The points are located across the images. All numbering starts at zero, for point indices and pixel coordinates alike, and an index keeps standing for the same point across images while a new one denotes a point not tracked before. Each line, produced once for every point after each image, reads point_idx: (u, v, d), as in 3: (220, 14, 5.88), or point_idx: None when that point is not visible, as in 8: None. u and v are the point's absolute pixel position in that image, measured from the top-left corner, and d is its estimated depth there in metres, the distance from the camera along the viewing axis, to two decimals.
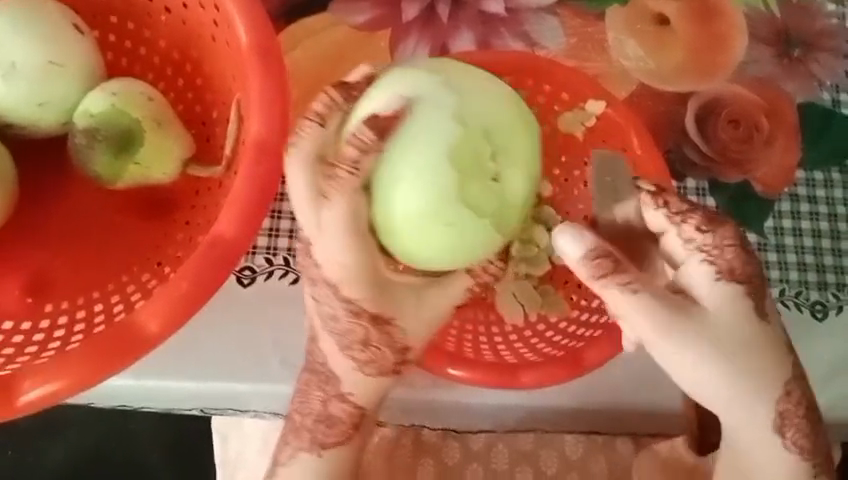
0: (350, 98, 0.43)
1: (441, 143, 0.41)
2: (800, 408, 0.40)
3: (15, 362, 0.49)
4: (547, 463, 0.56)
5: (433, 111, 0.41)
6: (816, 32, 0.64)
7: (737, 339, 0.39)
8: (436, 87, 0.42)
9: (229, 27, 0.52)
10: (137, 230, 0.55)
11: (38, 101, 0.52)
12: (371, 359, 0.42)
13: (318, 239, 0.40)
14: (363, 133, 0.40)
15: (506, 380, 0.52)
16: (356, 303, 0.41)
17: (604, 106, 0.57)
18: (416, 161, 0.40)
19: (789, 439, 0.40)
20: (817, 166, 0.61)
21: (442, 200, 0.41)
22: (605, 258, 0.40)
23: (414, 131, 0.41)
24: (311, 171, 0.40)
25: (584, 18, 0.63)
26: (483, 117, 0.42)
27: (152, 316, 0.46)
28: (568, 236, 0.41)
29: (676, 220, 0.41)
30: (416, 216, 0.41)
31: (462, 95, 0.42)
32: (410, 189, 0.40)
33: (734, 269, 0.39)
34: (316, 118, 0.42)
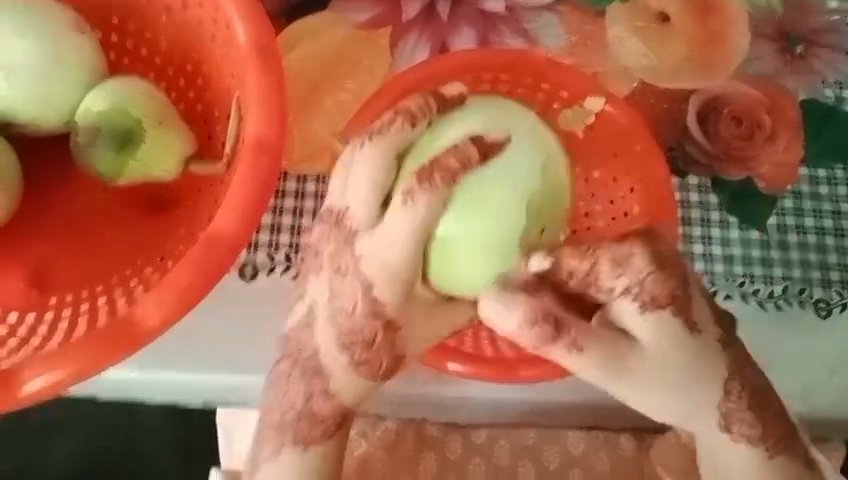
0: (442, 111, 0.46)
1: (521, 189, 0.45)
2: (743, 402, 0.43)
3: (20, 354, 0.50)
4: (549, 458, 0.55)
5: (519, 154, 0.46)
6: (818, 28, 0.63)
7: (679, 359, 0.41)
8: (528, 138, 0.46)
9: (227, 25, 0.53)
10: (139, 226, 0.56)
11: (41, 99, 0.53)
12: (367, 359, 0.43)
13: (368, 230, 0.42)
14: (470, 152, 0.42)
15: (505, 375, 0.52)
16: (379, 303, 0.42)
17: (603, 102, 0.57)
18: (491, 192, 0.45)
19: (736, 433, 0.43)
20: (820, 163, 0.60)
21: (500, 233, 0.45)
22: (547, 321, 0.39)
23: (502, 169, 0.45)
24: (386, 165, 0.43)
25: (584, 17, 0.63)
26: (552, 177, 0.47)
27: (152, 309, 0.47)
28: (507, 300, 0.39)
29: (590, 278, 0.40)
30: (474, 242, 0.44)
31: (546, 155, 0.47)
32: (474, 216, 0.44)
33: (656, 298, 0.40)
34: (408, 118, 0.44)
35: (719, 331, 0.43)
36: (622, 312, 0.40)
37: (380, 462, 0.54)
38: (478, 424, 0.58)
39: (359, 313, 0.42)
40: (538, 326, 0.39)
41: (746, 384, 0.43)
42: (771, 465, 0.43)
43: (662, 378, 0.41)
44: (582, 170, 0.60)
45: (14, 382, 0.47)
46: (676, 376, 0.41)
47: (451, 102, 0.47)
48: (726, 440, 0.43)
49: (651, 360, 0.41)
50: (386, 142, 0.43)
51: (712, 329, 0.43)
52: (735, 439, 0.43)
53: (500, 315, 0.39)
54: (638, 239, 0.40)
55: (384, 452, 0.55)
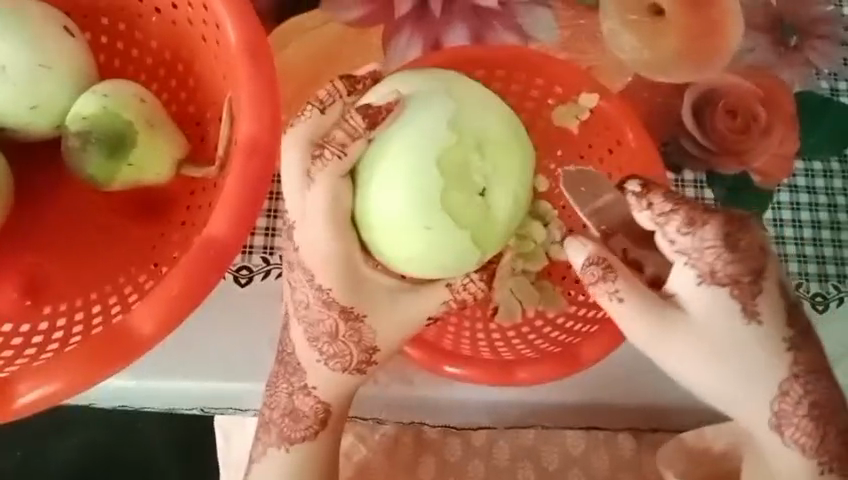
0: (354, 90, 0.45)
1: (431, 149, 0.44)
2: (801, 407, 0.42)
3: (14, 366, 0.50)
4: (548, 458, 0.56)
5: (423, 115, 0.44)
6: (813, 19, 0.63)
7: (734, 343, 0.42)
8: (433, 95, 0.45)
9: (218, 27, 0.52)
10: (133, 231, 0.56)
11: (31, 104, 0.52)
12: (336, 353, 0.46)
13: (301, 224, 0.44)
14: (355, 121, 0.43)
15: (502, 377, 0.52)
16: (328, 293, 0.44)
17: (597, 98, 0.56)
18: (401, 158, 0.44)
19: (789, 437, 0.42)
20: (815, 155, 0.60)
21: (423, 201, 0.44)
22: (604, 264, 0.45)
23: (403, 133, 0.44)
24: (303, 150, 0.44)
25: (577, 10, 0.62)
26: (480, 129, 0.45)
27: (147, 318, 0.46)
28: (573, 246, 0.46)
29: (658, 221, 0.42)
30: (395, 212, 0.44)
31: (458, 107, 0.45)
32: (390, 186, 0.44)
33: (715, 271, 0.41)
34: (318, 105, 0.44)
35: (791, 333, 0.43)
36: (678, 282, 0.43)
37: (379, 466, 0.57)
38: (477, 426, 0.58)
39: (314, 307, 0.45)
40: (594, 282, 0.45)
41: (811, 389, 0.42)
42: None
43: (703, 354, 0.43)
44: (577, 166, 0.59)
45: (11, 393, 0.46)
46: (729, 357, 0.42)
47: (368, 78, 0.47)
48: (780, 443, 0.43)
49: (707, 333, 0.43)
50: (294, 133, 0.44)
51: (778, 324, 0.42)
52: (787, 445, 0.43)
53: (574, 255, 0.46)
54: (684, 205, 0.41)
55: (383, 456, 0.57)
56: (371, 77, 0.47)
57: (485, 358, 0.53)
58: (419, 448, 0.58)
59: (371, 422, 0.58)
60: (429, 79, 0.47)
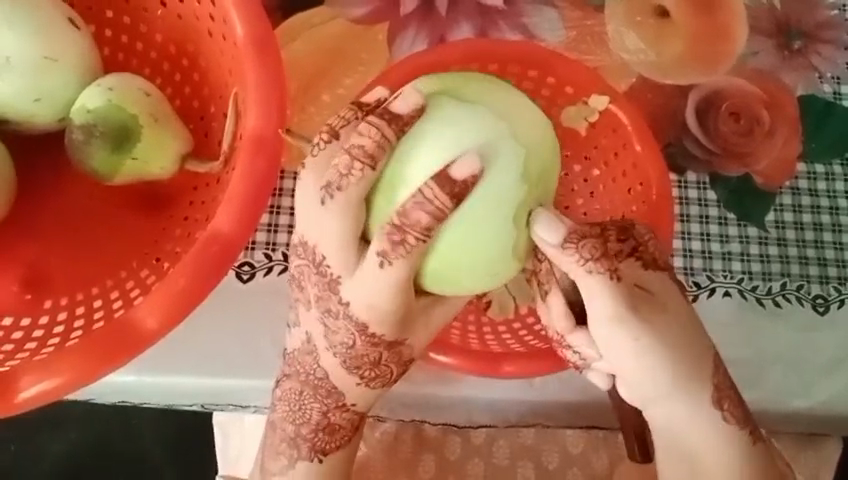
0: (401, 133, 0.41)
1: (506, 208, 0.40)
2: (727, 382, 0.44)
3: (15, 359, 0.50)
4: (549, 457, 0.58)
5: (497, 173, 0.40)
6: (817, 23, 0.63)
7: (685, 319, 0.42)
8: (503, 141, 0.40)
9: (224, 21, 0.52)
10: (135, 225, 0.55)
11: (35, 96, 0.52)
12: (377, 375, 0.46)
13: (351, 279, 0.43)
14: (440, 200, 0.39)
15: (487, 367, 0.51)
16: (379, 336, 0.44)
17: (607, 101, 0.56)
18: (483, 225, 0.40)
19: (728, 411, 0.43)
20: (818, 158, 0.60)
21: (497, 260, 0.42)
22: (586, 241, 0.41)
23: (483, 196, 0.40)
24: (353, 214, 0.42)
25: (583, 11, 0.62)
26: (542, 167, 0.42)
27: (151, 311, 0.46)
28: (549, 222, 0.41)
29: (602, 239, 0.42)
30: (474, 273, 0.42)
31: (527, 150, 0.41)
32: (470, 253, 0.41)
33: (664, 259, 0.43)
34: (367, 161, 0.41)
35: None
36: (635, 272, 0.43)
37: (378, 464, 0.57)
38: (478, 424, 0.58)
39: (359, 344, 0.44)
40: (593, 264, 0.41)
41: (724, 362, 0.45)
42: (754, 452, 0.44)
43: (667, 335, 0.41)
44: (582, 168, 0.59)
45: (10, 388, 0.46)
46: (684, 334, 0.42)
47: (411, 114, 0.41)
48: (717, 418, 0.43)
49: (662, 309, 0.42)
50: (346, 198, 0.41)
51: None
52: (725, 418, 0.43)
53: (546, 232, 0.41)
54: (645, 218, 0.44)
55: (383, 454, 0.58)
56: (417, 112, 0.41)
57: (474, 348, 0.52)
58: (418, 446, 0.58)
59: (372, 419, 0.59)
60: (480, 109, 0.41)
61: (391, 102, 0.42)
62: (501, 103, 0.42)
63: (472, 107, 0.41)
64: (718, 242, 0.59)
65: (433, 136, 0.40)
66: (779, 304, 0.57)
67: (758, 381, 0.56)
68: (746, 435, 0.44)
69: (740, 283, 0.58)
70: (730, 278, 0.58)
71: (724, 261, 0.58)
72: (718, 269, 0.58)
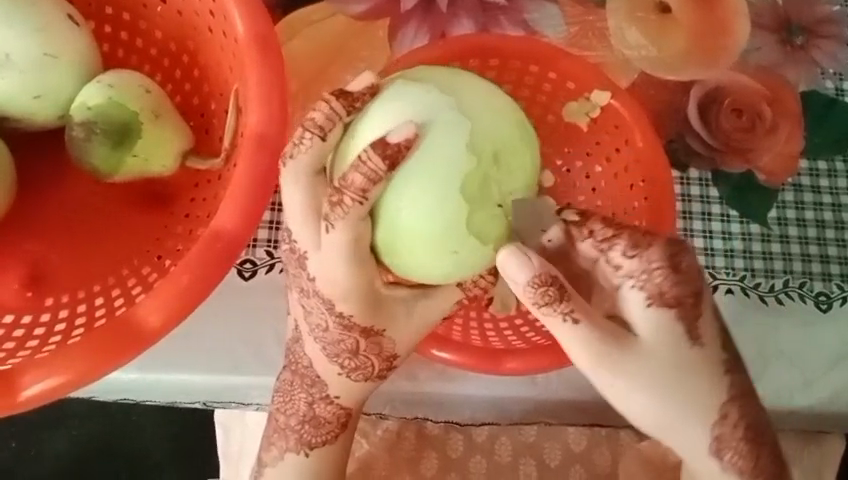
0: (352, 110, 0.42)
1: (453, 177, 0.42)
2: (738, 431, 0.43)
3: (16, 357, 0.49)
4: (551, 455, 0.58)
5: (440, 143, 0.41)
6: (818, 18, 0.63)
7: (681, 371, 0.42)
8: (448, 114, 0.42)
9: (225, 17, 0.51)
10: (136, 222, 0.55)
11: (35, 93, 0.52)
12: (357, 367, 0.47)
13: (314, 254, 0.43)
14: (372, 162, 0.39)
15: (491, 366, 0.50)
16: (348, 318, 0.44)
17: (609, 96, 0.55)
18: (427, 189, 0.41)
19: (727, 460, 0.44)
20: (820, 155, 0.60)
21: (452, 230, 0.42)
22: (549, 286, 0.40)
23: (425, 163, 0.41)
24: (311, 186, 0.42)
25: (584, 7, 0.62)
26: (496, 142, 0.43)
27: (153, 309, 0.46)
28: (516, 261, 0.41)
29: (604, 249, 0.43)
30: (423, 242, 0.42)
31: (473, 123, 0.42)
32: (415, 218, 0.41)
33: (663, 292, 0.41)
34: (317, 131, 0.42)
35: (728, 355, 0.43)
36: (632, 309, 0.42)
37: (380, 461, 0.58)
38: (481, 422, 0.58)
39: (334, 329, 0.45)
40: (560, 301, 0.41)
41: (744, 413, 0.43)
42: None
43: (654, 380, 0.42)
44: (584, 164, 0.59)
45: (13, 386, 0.46)
46: (674, 388, 0.42)
47: (363, 93, 0.43)
48: (716, 466, 0.44)
49: (655, 359, 0.42)
50: (296, 166, 0.42)
51: (718, 346, 0.43)
52: (724, 466, 0.44)
53: (512, 269, 0.41)
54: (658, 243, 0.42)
55: (385, 451, 0.58)
56: (369, 91, 0.43)
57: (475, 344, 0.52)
58: (421, 442, 0.58)
59: (373, 417, 0.58)
60: (427, 86, 0.43)
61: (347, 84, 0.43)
62: (451, 84, 0.44)
63: (420, 86, 0.43)
64: (721, 239, 0.58)
65: (380, 111, 0.42)
66: (781, 301, 0.57)
67: (760, 379, 0.56)
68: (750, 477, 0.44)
69: (742, 280, 0.58)
70: (732, 275, 0.58)
71: (727, 258, 0.58)
72: (721, 267, 0.58)
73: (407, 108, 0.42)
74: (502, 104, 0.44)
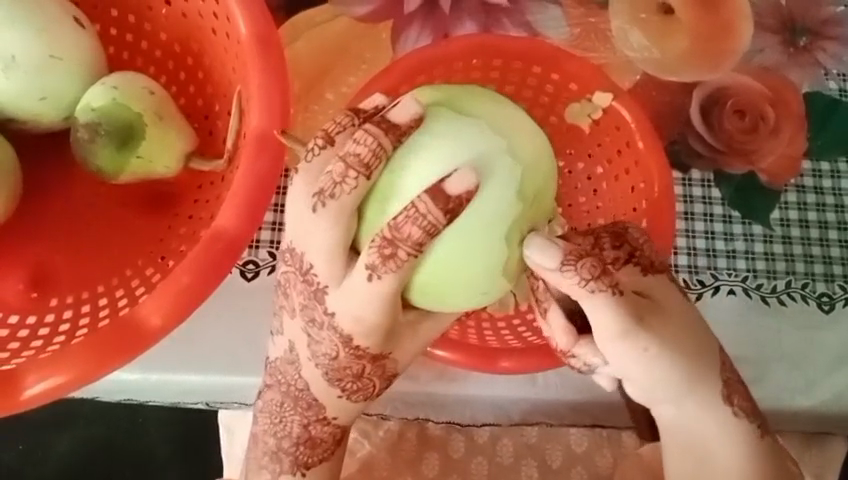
0: (397, 144, 0.40)
1: (499, 224, 0.40)
2: (733, 375, 0.46)
3: (20, 356, 0.50)
4: (552, 456, 0.58)
5: (492, 190, 0.40)
6: (822, 20, 0.63)
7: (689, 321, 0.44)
8: (499, 156, 0.40)
9: (228, 20, 0.52)
10: (139, 223, 0.56)
11: (40, 95, 0.52)
12: (358, 388, 0.46)
13: (339, 293, 0.42)
14: (433, 215, 0.37)
15: (488, 365, 0.51)
16: (362, 349, 0.44)
17: (610, 98, 0.56)
18: (480, 236, 0.40)
19: (737, 405, 0.46)
20: (823, 156, 0.60)
21: (487, 276, 0.41)
22: (583, 261, 0.41)
23: (476, 210, 0.40)
24: (343, 224, 0.40)
25: (587, 8, 0.62)
26: (543, 180, 0.42)
27: (155, 310, 0.46)
28: (540, 245, 0.41)
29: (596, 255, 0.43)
30: (461, 283, 0.41)
31: (522, 165, 0.41)
32: (459, 264, 0.40)
33: (655, 262, 0.44)
34: (362, 170, 0.39)
35: None
36: None
37: (382, 462, 0.58)
38: (483, 423, 0.58)
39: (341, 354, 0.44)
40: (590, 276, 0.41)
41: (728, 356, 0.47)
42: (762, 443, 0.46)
43: (676, 345, 0.43)
44: (586, 166, 0.60)
45: (16, 384, 0.46)
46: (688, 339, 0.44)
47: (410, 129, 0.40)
48: (727, 414, 0.45)
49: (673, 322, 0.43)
50: (338, 208, 0.40)
51: None
52: (734, 413, 0.46)
53: (542, 254, 0.41)
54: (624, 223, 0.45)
55: (385, 452, 0.58)
56: (415, 124, 0.40)
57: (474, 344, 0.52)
58: (422, 446, 0.58)
59: (375, 417, 0.59)
60: (476, 122, 0.41)
61: (388, 109, 0.40)
62: (497, 119, 0.42)
63: (470, 121, 0.41)
64: (722, 240, 0.58)
65: (429, 150, 0.40)
66: (784, 302, 0.57)
67: (762, 380, 0.56)
68: (753, 427, 0.46)
69: (744, 281, 0.58)
70: (734, 276, 0.58)
71: (729, 259, 0.58)
72: (722, 268, 0.58)
73: (459, 153, 0.39)
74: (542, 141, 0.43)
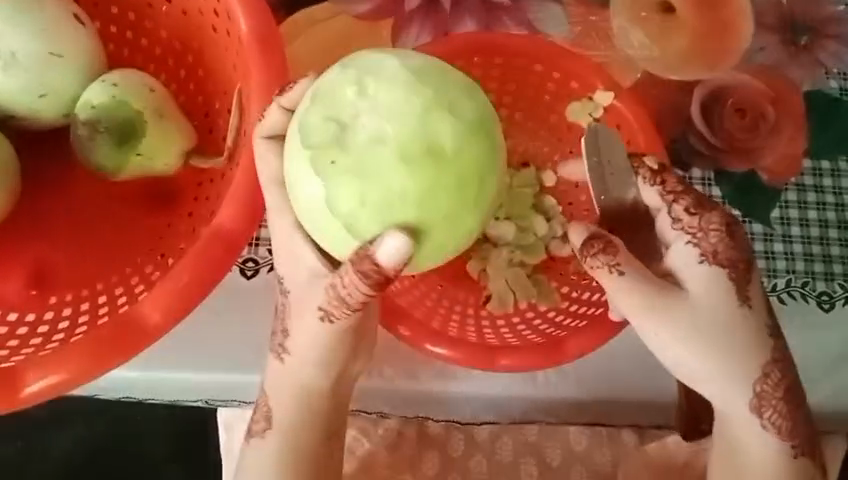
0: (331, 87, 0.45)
1: (313, 103, 0.41)
2: (778, 391, 0.45)
3: (20, 354, 0.50)
4: (551, 454, 0.58)
5: (333, 75, 0.42)
6: (824, 19, 0.63)
7: (725, 320, 0.44)
8: (355, 56, 0.43)
9: (228, 17, 0.52)
10: (139, 220, 0.56)
11: (40, 92, 0.52)
12: (278, 341, 0.47)
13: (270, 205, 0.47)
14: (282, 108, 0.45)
15: (483, 363, 0.51)
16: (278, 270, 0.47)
17: (612, 97, 0.55)
18: (301, 114, 0.42)
19: (766, 419, 0.45)
20: (824, 154, 0.60)
21: (311, 153, 0.41)
22: (598, 243, 0.45)
23: (307, 96, 0.42)
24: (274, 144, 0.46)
25: (588, 6, 0.62)
26: (415, 105, 0.41)
27: (155, 307, 0.46)
28: (575, 227, 0.46)
29: (668, 200, 0.46)
30: (301, 163, 0.41)
31: (379, 63, 0.42)
32: (297, 142, 0.42)
33: (716, 252, 0.44)
34: (280, 94, 0.45)
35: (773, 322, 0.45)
36: (678, 259, 0.45)
37: (383, 460, 0.57)
38: (482, 421, 0.58)
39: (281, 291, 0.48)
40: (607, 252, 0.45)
41: (784, 376, 0.45)
42: (792, 462, 0.46)
43: (706, 338, 0.44)
44: None
45: (15, 381, 0.46)
46: (720, 338, 0.44)
47: None
48: (754, 422, 0.45)
49: (698, 312, 0.44)
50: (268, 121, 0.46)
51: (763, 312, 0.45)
52: (763, 425, 0.45)
53: (567, 231, 0.46)
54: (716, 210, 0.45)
55: (387, 451, 0.58)
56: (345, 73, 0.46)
57: (473, 342, 0.52)
58: (421, 444, 0.58)
59: (374, 416, 0.58)
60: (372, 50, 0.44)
61: None
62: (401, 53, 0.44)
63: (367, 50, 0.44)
64: None
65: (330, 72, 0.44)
66: (784, 301, 0.57)
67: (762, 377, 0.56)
68: (788, 447, 0.46)
69: None
70: None
71: None
72: None
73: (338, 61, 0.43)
74: (456, 93, 0.42)
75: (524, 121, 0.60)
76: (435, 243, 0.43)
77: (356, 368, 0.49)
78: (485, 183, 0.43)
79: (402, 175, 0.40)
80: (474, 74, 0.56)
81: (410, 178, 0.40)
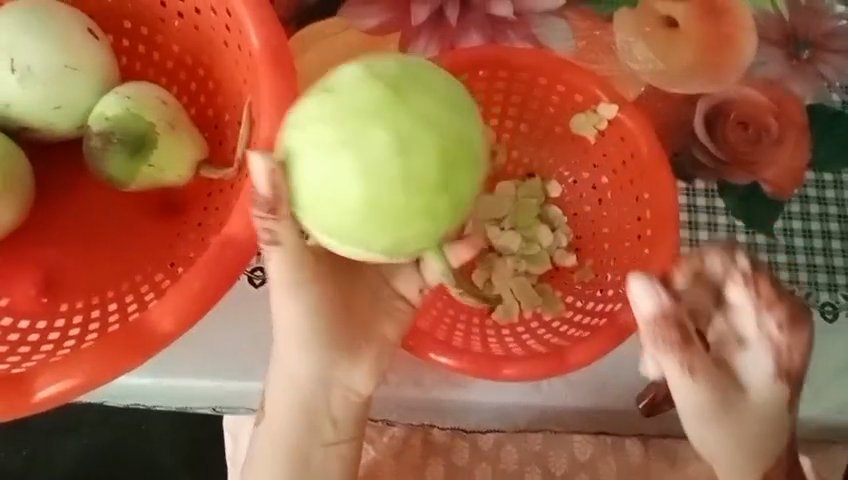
0: None
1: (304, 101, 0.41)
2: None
3: (32, 359, 0.51)
4: (556, 463, 0.58)
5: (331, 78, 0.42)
6: (825, 33, 0.64)
7: (764, 417, 0.44)
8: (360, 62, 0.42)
9: (239, 31, 0.53)
10: (149, 230, 0.57)
11: (54, 104, 0.53)
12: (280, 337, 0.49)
13: None
14: None
15: (488, 372, 0.51)
16: None
17: (616, 110, 0.56)
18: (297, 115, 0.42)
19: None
20: (827, 167, 0.61)
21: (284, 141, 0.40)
22: (674, 329, 0.42)
23: None
24: None
25: (591, 21, 0.63)
26: (353, 72, 0.39)
27: (165, 313, 0.47)
28: (644, 288, 0.43)
29: (749, 286, 0.43)
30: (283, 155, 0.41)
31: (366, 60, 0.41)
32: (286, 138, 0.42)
33: (787, 362, 0.42)
34: None
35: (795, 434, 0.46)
36: (750, 363, 0.43)
37: (387, 467, 0.58)
38: (488, 428, 0.59)
39: None
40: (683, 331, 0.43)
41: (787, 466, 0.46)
42: None
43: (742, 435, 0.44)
44: (591, 176, 0.60)
45: (27, 386, 0.47)
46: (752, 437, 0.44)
47: None
48: None
49: (748, 415, 0.44)
50: None
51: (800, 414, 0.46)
52: None
53: (640, 294, 0.43)
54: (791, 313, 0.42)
55: (392, 459, 0.58)
56: None
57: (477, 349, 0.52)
58: (427, 450, 0.59)
59: (380, 424, 0.59)
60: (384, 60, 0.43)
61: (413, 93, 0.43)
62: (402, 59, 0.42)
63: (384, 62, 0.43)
64: None
65: None
66: None
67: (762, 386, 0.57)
68: None
69: None
70: None
71: None
72: None
73: None
74: (413, 76, 0.40)
75: (529, 132, 0.61)
76: (342, 209, 0.38)
77: (355, 382, 0.49)
78: (409, 156, 0.38)
79: (315, 125, 0.38)
80: (479, 87, 0.57)
81: (320, 127, 0.38)
